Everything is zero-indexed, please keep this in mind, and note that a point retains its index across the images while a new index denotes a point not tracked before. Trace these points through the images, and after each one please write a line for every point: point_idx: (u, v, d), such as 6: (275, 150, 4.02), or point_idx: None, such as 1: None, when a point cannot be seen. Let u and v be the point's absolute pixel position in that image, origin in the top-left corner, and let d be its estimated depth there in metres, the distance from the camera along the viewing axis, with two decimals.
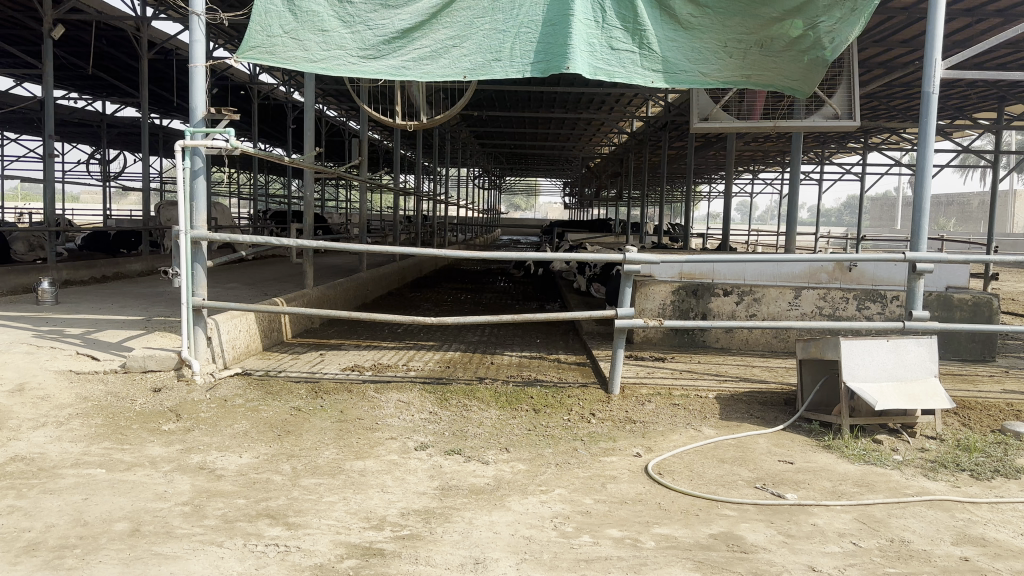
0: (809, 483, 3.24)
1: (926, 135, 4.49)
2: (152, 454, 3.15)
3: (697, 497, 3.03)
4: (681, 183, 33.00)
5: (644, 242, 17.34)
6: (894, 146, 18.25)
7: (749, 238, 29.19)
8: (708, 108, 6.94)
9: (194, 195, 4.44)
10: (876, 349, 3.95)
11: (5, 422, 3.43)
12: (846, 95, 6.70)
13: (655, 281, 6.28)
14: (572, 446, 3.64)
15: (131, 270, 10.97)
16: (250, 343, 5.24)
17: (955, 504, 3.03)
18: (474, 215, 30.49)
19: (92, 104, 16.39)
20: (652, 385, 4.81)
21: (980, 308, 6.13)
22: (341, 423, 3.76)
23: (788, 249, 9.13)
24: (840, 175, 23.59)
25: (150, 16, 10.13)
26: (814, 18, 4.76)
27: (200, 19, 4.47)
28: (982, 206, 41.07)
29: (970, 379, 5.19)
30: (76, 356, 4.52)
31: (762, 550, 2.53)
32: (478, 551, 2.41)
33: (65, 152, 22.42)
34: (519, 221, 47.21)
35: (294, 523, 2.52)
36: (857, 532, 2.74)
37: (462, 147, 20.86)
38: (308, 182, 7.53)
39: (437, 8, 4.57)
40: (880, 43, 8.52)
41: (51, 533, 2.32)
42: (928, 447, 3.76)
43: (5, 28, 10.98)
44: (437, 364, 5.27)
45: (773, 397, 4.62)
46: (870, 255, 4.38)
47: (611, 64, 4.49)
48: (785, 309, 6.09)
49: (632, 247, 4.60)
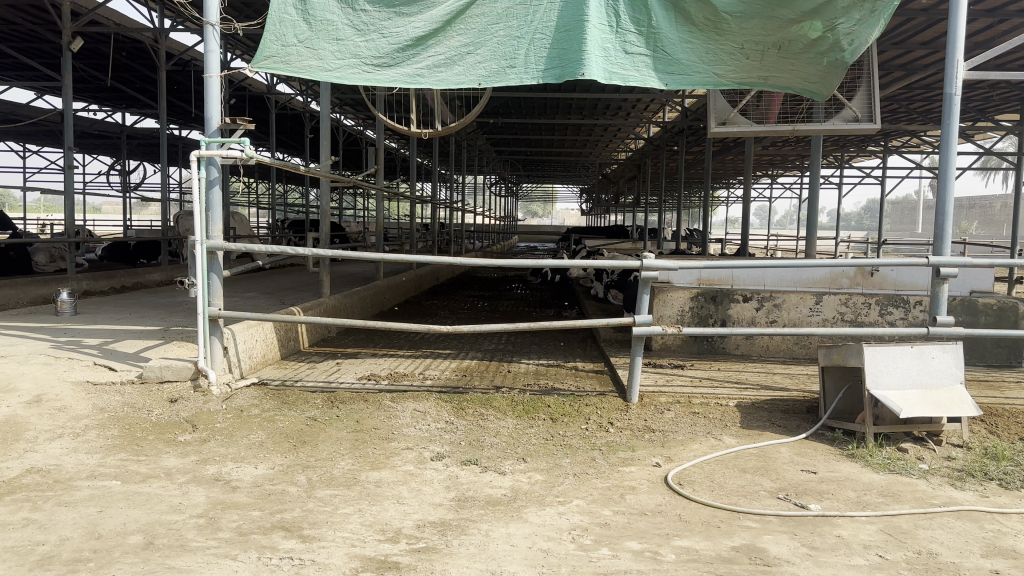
0: (833, 493, 3.16)
1: (949, 138, 4.39)
2: (168, 466, 3.14)
3: (718, 508, 2.96)
4: (698, 186, 32.76)
5: (662, 247, 17.22)
6: (914, 148, 18.00)
7: (769, 243, 28.92)
8: (725, 111, 6.82)
9: (210, 204, 4.46)
10: (901, 355, 3.85)
11: (21, 434, 3.44)
12: (867, 97, 6.62)
13: (672, 287, 6.19)
14: (591, 456, 3.59)
15: (148, 280, 11.09)
16: (267, 352, 5.24)
17: (985, 515, 2.94)
18: (490, 221, 30.57)
19: (112, 116, 16.60)
20: (671, 393, 4.70)
21: (1005, 313, 5.97)
22: (358, 433, 3.73)
23: (808, 252, 8.93)
24: (861, 178, 23.33)
25: (167, 28, 10.26)
26: (833, 20, 4.67)
27: (214, 29, 4.51)
28: (1003, 207, 40.44)
29: (997, 385, 5.05)
30: (93, 367, 4.55)
31: (786, 563, 2.46)
32: (494, 565, 2.37)
33: (87, 163, 22.83)
34: (537, 229, 47.15)
35: (309, 536, 2.49)
36: (883, 544, 2.66)
37: (477, 154, 20.90)
38: (324, 190, 7.47)
39: (450, 15, 4.57)
40: (898, 45, 8.37)
41: (65, 546, 2.31)
42: (955, 456, 3.66)
43: (24, 42, 11.20)
44: (454, 373, 5.21)
45: (795, 405, 4.51)
46: (899, 261, 4.20)
47: (625, 67, 4.44)
48: (806, 315, 5.99)
49: (649, 253, 4.51)
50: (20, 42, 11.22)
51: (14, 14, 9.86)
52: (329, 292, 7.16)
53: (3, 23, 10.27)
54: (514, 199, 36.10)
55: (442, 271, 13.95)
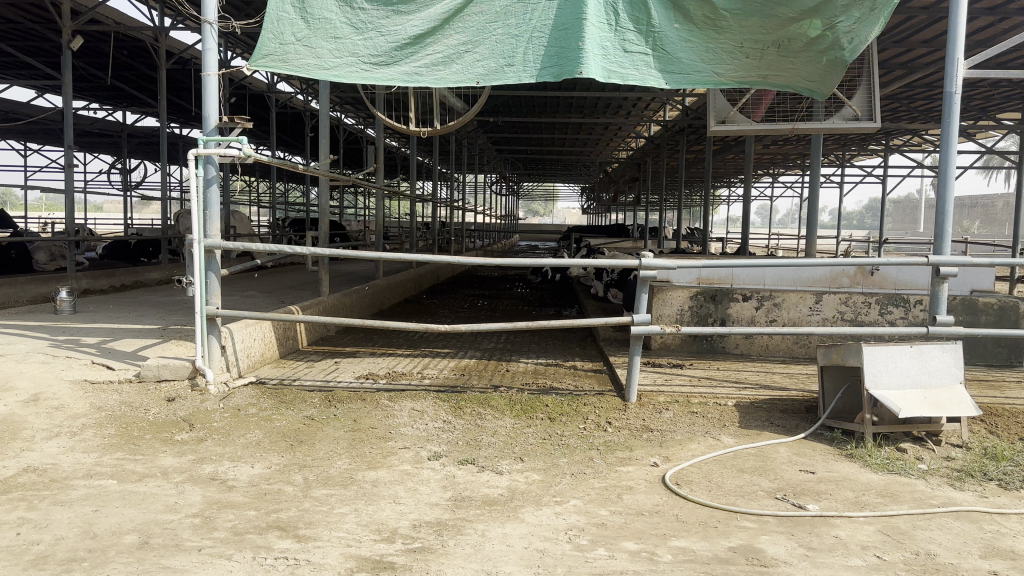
0: (831, 494, 3.15)
1: (949, 137, 4.37)
2: (164, 465, 3.14)
3: (715, 508, 2.95)
4: (698, 184, 32.69)
5: (663, 247, 17.20)
6: (915, 147, 17.99)
7: (769, 241, 28.92)
8: (725, 110, 6.82)
9: (208, 203, 4.46)
10: (900, 354, 3.84)
11: (18, 432, 3.44)
12: (867, 96, 6.60)
13: (672, 286, 6.17)
14: (588, 455, 3.58)
15: (148, 278, 11.08)
16: (265, 351, 5.23)
17: (983, 515, 2.92)
18: (491, 221, 30.58)
19: (113, 114, 16.60)
20: (670, 393, 4.69)
21: (1006, 312, 5.95)
22: (355, 432, 3.73)
23: (808, 252, 8.91)
24: (862, 177, 23.31)
25: (168, 26, 10.24)
26: (833, 18, 4.65)
27: (212, 28, 4.50)
28: (1006, 207, 40.33)
29: (998, 385, 5.04)
30: (91, 365, 4.55)
31: (784, 564, 2.45)
32: (490, 565, 2.36)
33: (88, 162, 22.84)
34: (538, 228, 47.15)
35: (304, 536, 2.49)
36: (881, 544, 2.65)
37: (478, 153, 20.88)
38: (323, 188, 7.45)
39: (449, 13, 4.55)
40: (900, 43, 8.35)
41: (60, 546, 2.30)
42: (954, 456, 3.64)
43: (25, 40, 11.20)
44: (453, 372, 5.20)
45: (794, 405, 4.49)
46: (896, 260, 4.19)
47: (624, 66, 4.43)
48: (806, 315, 5.98)
49: (649, 251, 4.48)
50: (20, 41, 11.23)
51: (14, 13, 9.87)
52: (328, 290, 7.15)
53: (4, 22, 10.28)
54: (515, 197, 36.05)
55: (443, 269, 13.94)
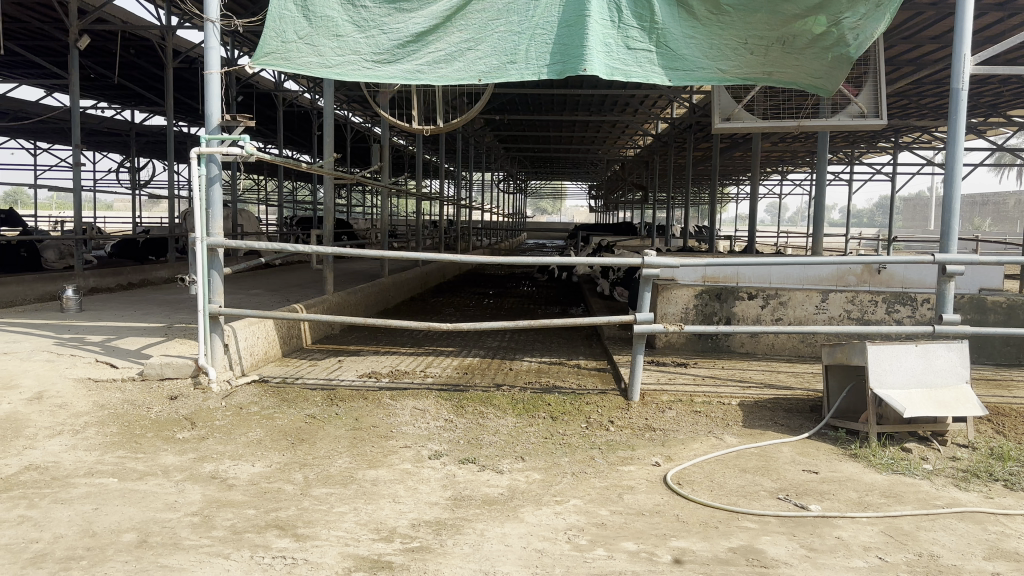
0: (834, 494, 3.12)
1: (956, 133, 4.31)
2: (165, 463, 3.15)
3: (717, 509, 2.93)
4: (705, 182, 32.51)
5: (670, 245, 17.14)
6: (926, 144, 17.82)
7: (778, 239, 28.77)
8: (730, 108, 6.79)
9: (210, 203, 4.46)
10: (903, 353, 3.80)
11: (21, 431, 3.47)
12: (873, 92, 6.52)
13: (677, 284, 6.13)
14: (590, 455, 3.57)
15: (156, 276, 11.17)
16: (268, 349, 5.25)
17: (988, 517, 2.89)
18: (498, 219, 30.55)
19: (121, 113, 16.67)
20: (673, 392, 4.66)
21: (1015, 310, 5.88)
22: (356, 431, 3.73)
23: (815, 249, 8.83)
24: (872, 174, 23.12)
25: (174, 25, 10.26)
26: (838, 15, 4.62)
27: (215, 26, 4.50)
28: (1017, 205, 39.87)
29: (1005, 384, 4.99)
30: (95, 363, 4.57)
31: (784, 565, 2.43)
32: (487, 565, 2.35)
33: (97, 160, 22.94)
34: (546, 227, 47.15)
35: (303, 535, 2.49)
36: (883, 545, 2.62)
37: (485, 152, 20.87)
38: (327, 186, 7.45)
39: (451, 10, 4.55)
40: (909, 39, 8.27)
41: (58, 544, 2.32)
42: (960, 456, 3.61)
43: (33, 40, 11.25)
44: (455, 371, 5.20)
45: (798, 404, 4.47)
46: (902, 257, 4.13)
47: (627, 63, 4.40)
48: (812, 313, 5.94)
49: (651, 250, 4.44)
50: (29, 41, 11.29)
51: (23, 12, 9.94)
52: (333, 288, 7.16)
53: (12, 22, 10.32)
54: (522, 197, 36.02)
55: (448, 267, 13.96)
